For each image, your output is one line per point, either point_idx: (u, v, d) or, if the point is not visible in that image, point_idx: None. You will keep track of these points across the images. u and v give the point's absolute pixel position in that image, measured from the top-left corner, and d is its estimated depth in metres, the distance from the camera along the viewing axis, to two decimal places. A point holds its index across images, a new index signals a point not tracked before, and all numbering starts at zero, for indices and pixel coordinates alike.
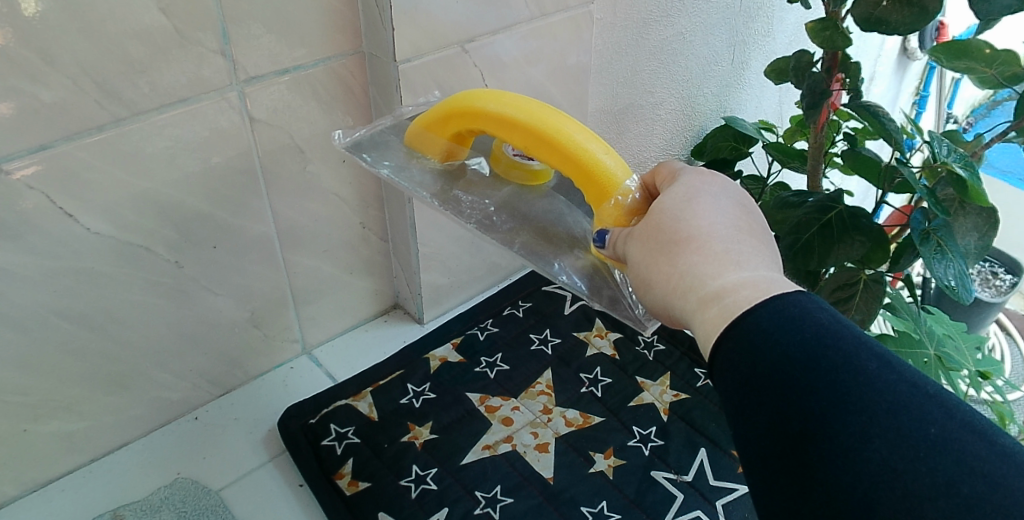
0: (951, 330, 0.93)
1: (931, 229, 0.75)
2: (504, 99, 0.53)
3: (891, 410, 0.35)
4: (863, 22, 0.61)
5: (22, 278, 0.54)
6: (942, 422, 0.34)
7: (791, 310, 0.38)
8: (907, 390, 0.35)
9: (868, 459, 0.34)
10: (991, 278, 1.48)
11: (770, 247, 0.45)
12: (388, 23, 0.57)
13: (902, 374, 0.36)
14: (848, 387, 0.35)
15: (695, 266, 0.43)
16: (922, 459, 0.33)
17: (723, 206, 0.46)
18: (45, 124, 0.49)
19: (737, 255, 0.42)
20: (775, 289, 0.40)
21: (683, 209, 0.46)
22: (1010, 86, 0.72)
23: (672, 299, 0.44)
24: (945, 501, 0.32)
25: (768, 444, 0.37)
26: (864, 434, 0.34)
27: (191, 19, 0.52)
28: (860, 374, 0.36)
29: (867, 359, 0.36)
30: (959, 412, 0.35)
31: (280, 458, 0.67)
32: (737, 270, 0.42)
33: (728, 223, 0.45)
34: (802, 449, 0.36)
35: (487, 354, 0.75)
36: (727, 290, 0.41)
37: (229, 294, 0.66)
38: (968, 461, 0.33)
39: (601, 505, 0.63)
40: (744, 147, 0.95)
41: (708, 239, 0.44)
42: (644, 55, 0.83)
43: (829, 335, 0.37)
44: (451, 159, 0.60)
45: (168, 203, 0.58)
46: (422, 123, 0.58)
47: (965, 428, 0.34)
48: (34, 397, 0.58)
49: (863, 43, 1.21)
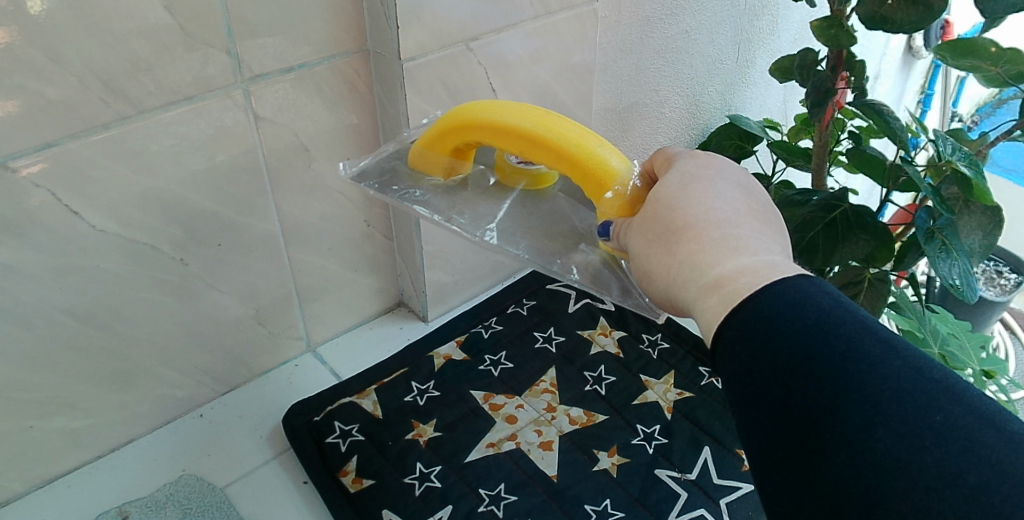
0: (956, 329, 0.93)
1: (936, 228, 0.74)
2: (492, 108, 0.53)
3: (895, 397, 0.34)
4: (868, 21, 0.61)
5: (28, 275, 0.54)
6: (948, 410, 0.34)
7: (792, 296, 0.38)
8: (911, 376, 0.35)
9: (873, 448, 0.34)
10: (995, 277, 1.48)
11: (773, 231, 0.44)
12: (393, 20, 0.57)
13: (906, 360, 0.36)
14: (851, 374, 0.35)
15: (692, 254, 0.43)
16: (927, 448, 0.33)
17: (722, 191, 0.46)
18: (49, 121, 0.49)
19: (736, 240, 0.42)
20: (774, 275, 0.39)
21: (678, 197, 0.46)
22: (1015, 84, 0.72)
23: (673, 290, 0.44)
24: (952, 491, 0.32)
25: (771, 434, 0.37)
26: (867, 422, 0.34)
27: (196, 17, 0.52)
28: (863, 360, 0.36)
29: (871, 345, 0.36)
30: (964, 398, 0.35)
31: (284, 455, 0.68)
32: (735, 256, 0.41)
33: (726, 208, 0.44)
34: (805, 438, 0.36)
35: (491, 353, 0.75)
36: (726, 279, 0.40)
37: (234, 292, 0.66)
38: (976, 450, 0.33)
39: (605, 503, 0.63)
40: (749, 144, 0.95)
41: (705, 226, 0.43)
42: (649, 52, 0.83)
43: (832, 321, 0.37)
44: (453, 175, 0.59)
45: (172, 201, 0.58)
46: (422, 143, 0.58)
47: (971, 416, 0.34)
48: (40, 394, 0.58)
49: (867, 41, 1.21)
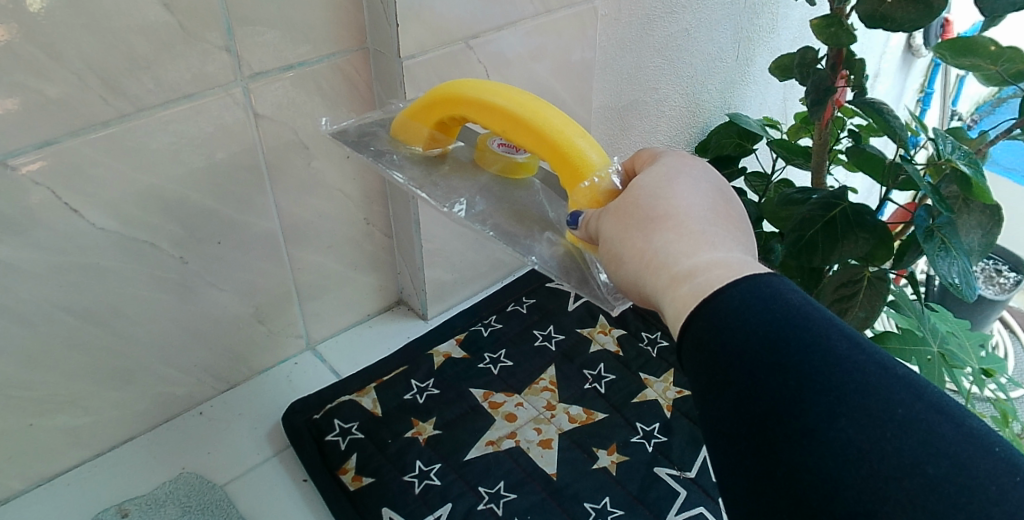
0: (955, 328, 0.93)
1: (935, 225, 0.74)
2: (483, 85, 0.53)
3: (860, 390, 0.34)
4: (868, 19, 0.61)
5: (28, 274, 0.54)
6: (910, 403, 0.34)
7: (763, 289, 0.38)
8: (876, 370, 0.35)
9: (836, 438, 0.34)
10: (995, 275, 1.48)
11: (742, 233, 0.44)
12: (392, 19, 0.57)
13: (872, 355, 0.36)
14: (817, 367, 0.35)
15: (669, 244, 0.42)
16: (889, 439, 0.33)
17: (702, 189, 0.46)
18: (47, 119, 0.49)
19: (712, 236, 0.42)
20: (747, 271, 0.40)
21: (663, 187, 0.46)
22: (1015, 83, 0.72)
23: (642, 276, 0.44)
24: (911, 481, 0.32)
25: (735, 426, 0.37)
26: (831, 413, 0.34)
27: (194, 15, 0.52)
28: (830, 354, 0.36)
29: (837, 339, 0.36)
30: (928, 392, 0.35)
31: (284, 453, 0.68)
32: (711, 250, 0.41)
33: (705, 205, 0.45)
34: (768, 429, 0.36)
35: (490, 350, 0.75)
36: (699, 270, 0.40)
37: (234, 289, 0.66)
38: (936, 441, 0.33)
39: (604, 501, 0.63)
40: (748, 143, 0.95)
41: (686, 218, 0.43)
42: (648, 50, 0.83)
43: (800, 315, 0.37)
44: (434, 145, 0.59)
45: (172, 199, 0.58)
46: (409, 113, 0.57)
47: (933, 409, 0.34)
48: (41, 391, 0.59)
49: (868, 40, 1.21)
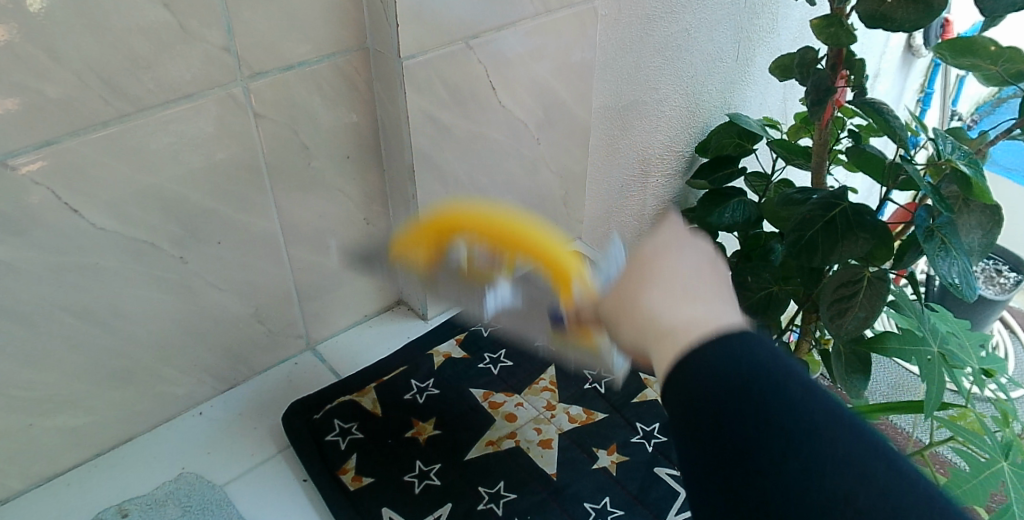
0: (955, 327, 0.93)
1: (935, 225, 0.74)
2: (482, 212, 0.63)
3: (806, 434, 0.35)
4: (869, 19, 0.66)
5: (28, 274, 0.54)
6: (850, 445, 0.35)
7: (719, 338, 0.39)
8: (823, 415, 0.36)
9: (780, 484, 0.34)
10: (995, 275, 1.49)
11: (723, 286, 0.45)
12: (392, 19, 0.57)
13: (820, 400, 0.36)
14: (766, 412, 0.36)
15: (655, 306, 0.43)
16: (827, 484, 0.34)
17: (694, 256, 0.47)
18: (46, 119, 0.49)
19: (696, 296, 0.43)
20: (720, 324, 0.40)
21: (659, 255, 0.47)
22: (1015, 83, 0.72)
23: (639, 343, 0.44)
24: None
25: (690, 465, 0.38)
26: (778, 458, 0.35)
27: (194, 15, 0.52)
28: (779, 398, 0.36)
29: (788, 383, 0.37)
30: (869, 436, 0.35)
31: (286, 452, 0.68)
32: (692, 308, 0.42)
33: (692, 269, 0.46)
34: (717, 472, 0.36)
35: (490, 351, 0.76)
36: (678, 329, 0.41)
37: (234, 289, 0.66)
38: (876, 487, 0.33)
39: (604, 501, 0.63)
40: (748, 143, 0.97)
41: (673, 280, 0.45)
42: (649, 50, 0.83)
43: (753, 358, 0.38)
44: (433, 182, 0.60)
45: (172, 199, 0.58)
46: None
47: (875, 454, 0.35)
48: (41, 391, 0.59)
49: (868, 40, 1.21)
